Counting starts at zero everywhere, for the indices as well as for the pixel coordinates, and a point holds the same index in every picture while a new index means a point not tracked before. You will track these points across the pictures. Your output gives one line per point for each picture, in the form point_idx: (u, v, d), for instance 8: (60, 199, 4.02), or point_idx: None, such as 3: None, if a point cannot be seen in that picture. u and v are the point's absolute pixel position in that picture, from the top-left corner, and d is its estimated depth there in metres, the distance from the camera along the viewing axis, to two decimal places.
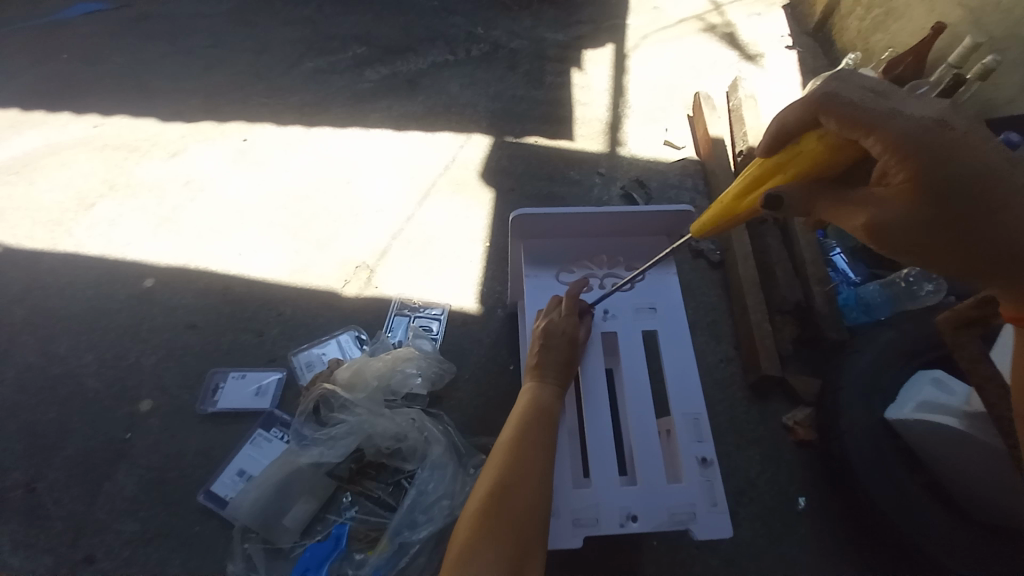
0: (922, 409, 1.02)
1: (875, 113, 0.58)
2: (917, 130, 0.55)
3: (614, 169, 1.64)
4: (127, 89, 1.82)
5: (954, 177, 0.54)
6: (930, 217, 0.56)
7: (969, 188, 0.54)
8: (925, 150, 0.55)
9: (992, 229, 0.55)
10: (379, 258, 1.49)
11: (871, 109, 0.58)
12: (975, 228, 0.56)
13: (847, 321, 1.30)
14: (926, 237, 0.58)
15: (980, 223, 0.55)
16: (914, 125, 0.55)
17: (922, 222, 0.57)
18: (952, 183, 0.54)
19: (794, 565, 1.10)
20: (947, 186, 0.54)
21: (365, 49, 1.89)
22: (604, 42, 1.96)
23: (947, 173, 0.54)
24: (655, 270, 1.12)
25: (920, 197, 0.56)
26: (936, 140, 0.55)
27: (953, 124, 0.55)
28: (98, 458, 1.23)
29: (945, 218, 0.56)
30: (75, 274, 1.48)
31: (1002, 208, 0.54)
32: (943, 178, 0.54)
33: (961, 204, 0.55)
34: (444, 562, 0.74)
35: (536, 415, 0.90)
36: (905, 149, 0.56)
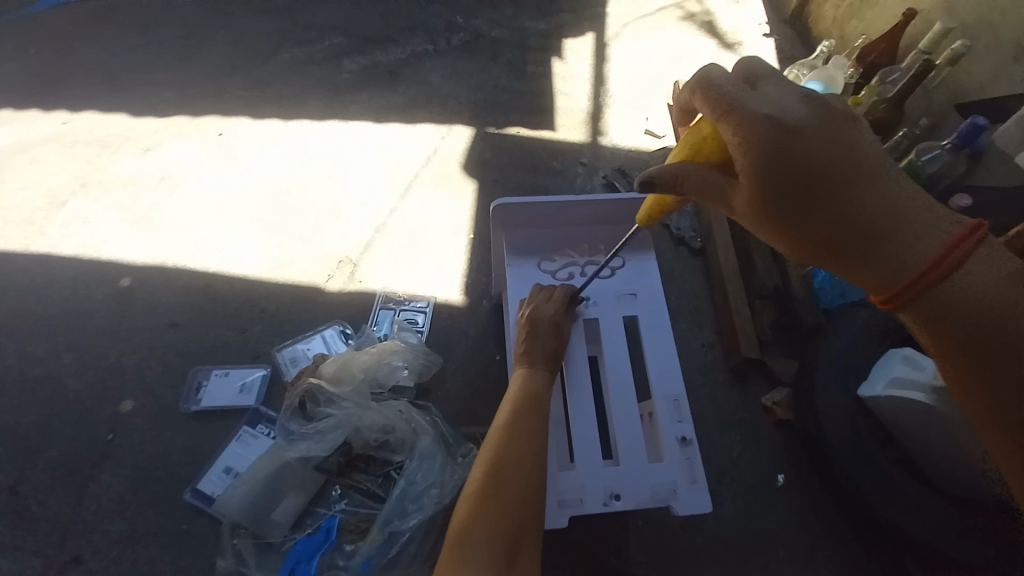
0: (894, 385, 1.05)
1: (732, 98, 0.61)
2: (758, 114, 0.60)
3: (597, 158, 1.65)
4: (99, 83, 1.76)
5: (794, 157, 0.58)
6: (770, 196, 0.61)
7: (806, 168, 0.58)
8: (761, 132, 0.59)
9: (830, 210, 0.58)
10: (363, 252, 1.48)
11: (732, 95, 0.61)
12: (816, 211, 0.59)
13: (824, 305, 1.34)
14: (779, 214, 0.61)
15: (823, 204, 0.59)
16: (756, 109, 0.60)
17: (772, 200, 0.61)
18: (782, 165, 0.59)
19: (775, 538, 1.14)
20: (779, 167, 0.59)
21: (343, 40, 1.86)
22: (586, 31, 1.96)
23: (779, 156, 0.59)
24: (635, 257, 1.13)
25: (761, 174, 0.60)
26: (771, 124, 0.59)
27: (789, 112, 0.60)
28: (82, 459, 1.22)
29: (785, 196, 0.60)
30: (49, 274, 1.45)
31: (832, 191, 0.58)
32: (778, 161, 0.59)
33: (803, 184, 0.59)
34: (445, 543, 0.76)
35: (528, 400, 0.91)
36: (745, 132, 0.60)
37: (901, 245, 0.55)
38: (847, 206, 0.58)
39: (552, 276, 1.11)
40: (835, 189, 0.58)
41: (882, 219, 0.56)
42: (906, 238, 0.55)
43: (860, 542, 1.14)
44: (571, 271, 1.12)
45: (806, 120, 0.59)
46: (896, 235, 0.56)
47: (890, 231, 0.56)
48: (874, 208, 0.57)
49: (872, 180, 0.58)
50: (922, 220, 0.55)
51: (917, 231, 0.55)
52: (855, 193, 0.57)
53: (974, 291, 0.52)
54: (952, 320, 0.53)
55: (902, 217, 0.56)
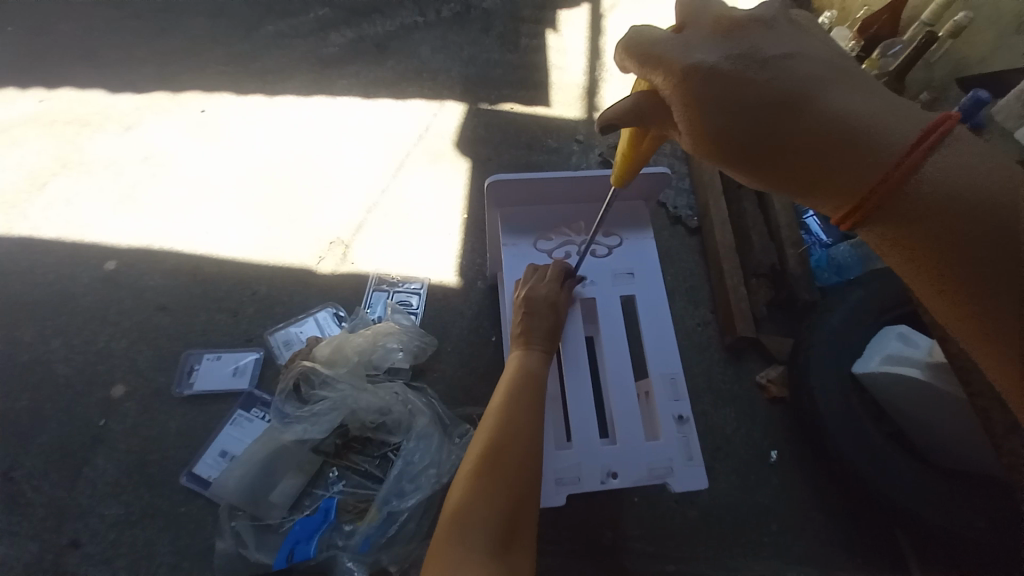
0: (887, 361, 1.07)
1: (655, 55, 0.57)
2: (685, 62, 0.55)
3: (593, 135, 1.62)
4: (73, 58, 1.69)
5: (731, 104, 0.54)
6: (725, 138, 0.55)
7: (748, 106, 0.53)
8: (692, 77, 0.55)
9: (788, 129, 0.52)
10: (355, 233, 1.45)
11: (658, 50, 0.57)
12: (773, 137, 0.53)
13: (821, 283, 1.34)
14: (734, 155, 0.56)
15: (781, 127, 0.52)
16: (682, 55, 0.55)
17: (726, 143, 0.55)
18: (725, 102, 0.54)
19: (767, 513, 1.16)
20: (729, 105, 0.54)
21: (328, 11, 1.78)
22: (581, 1, 1.89)
23: (720, 94, 0.54)
24: (632, 235, 1.11)
25: (705, 119, 0.55)
26: (698, 68, 0.54)
27: (717, 48, 0.55)
28: (75, 444, 1.21)
29: (745, 134, 0.54)
30: (32, 258, 1.41)
31: (794, 109, 0.52)
32: (721, 98, 0.54)
33: (750, 123, 0.53)
34: (444, 518, 0.76)
35: (525, 381, 0.91)
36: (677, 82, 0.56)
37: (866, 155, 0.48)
38: (802, 120, 0.51)
39: (547, 256, 1.09)
40: (793, 104, 0.52)
41: (845, 123, 0.50)
42: (877, 134, 0.48)
43: (852, 515, 1.16)
44: (567, 251, 1.10)
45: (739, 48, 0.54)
46: (860, 139, 0.49)
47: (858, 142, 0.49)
48: (836, 114, 0.50)
49: (825, 86, 0.51)
50: (887, 115, 0.49)
51: (885, 125, 0.48)
52: (813, 103, 0.51)
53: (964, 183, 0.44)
54: (925, 226, 0.46)
55: (864, 114, 0.49)
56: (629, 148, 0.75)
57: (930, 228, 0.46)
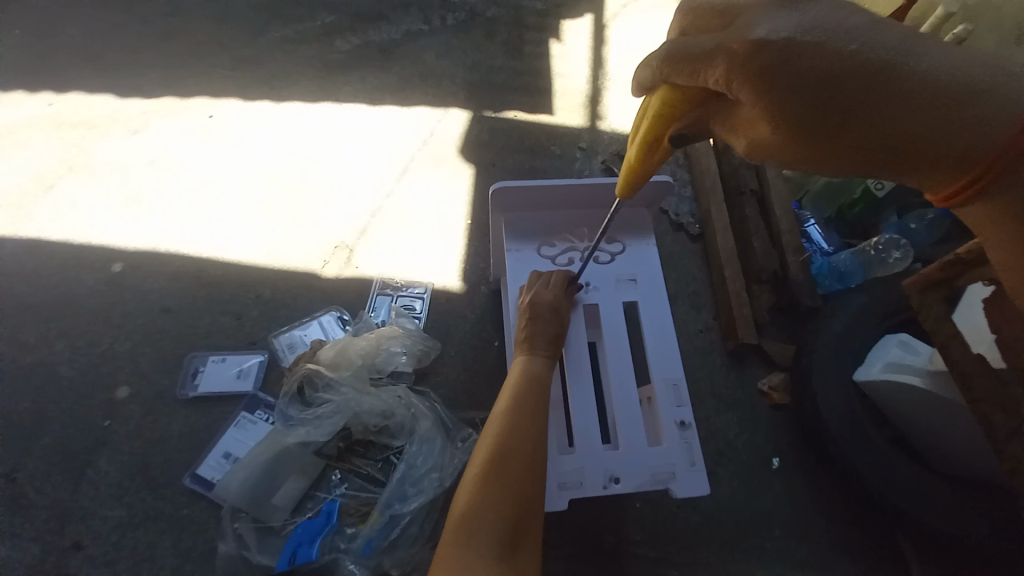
0: (889, 368, 1.07)
1: (711, 47, 0.55)
2: (746, 42, 0.51)
3: (595, 143, 1.64)
4: (82, 62, 1.71)
5: (810, 80, 0.49)
6: (810, 120, 0.51)
7: (835, 80, 0.48)
8: (765, 52, 0.50)
9: (882, 94, 0.47)
10: (359, 237, 1.47)
11: (710, 43, 0.55)
12: (862, 105, 0.48)
13: (822, 290, 1.35)
14: (823, 135, 0.51)
15: (873, 92, 0.48)
16: (746, 35, 0.51)
17: (811, 124, 0.51)
18: (803, 76, 0.49)
19: (770, 518, 1.16)
20: (808, 82, 0.49)
21: (334, 18, 1.80)
22: (584, 10, 1.91)
23: (799, 63, 0.49)
24: (635, 242, 1.12)
25: (784, 95, 0.50)
26: (769, 40, 0.49)
27: (783, 17, 0.50)
28: (78, 446, 1.21)
29: (827, 110, 0.50)
30: (39, 260, 1.42)
31: (887, 77, 0.47)
32: (796, 74, 0.49)
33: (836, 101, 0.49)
34: (450, 521, 0.77)
35: (528, 385, 0.91)
36: (743, 62, 0.51)
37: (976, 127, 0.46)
38: (902, 83, 0.47)
39: (551, 261, 1.10)
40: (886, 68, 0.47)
41: (953, 85, 0.46)
42: (996, 96, 0.45)
43: (854, 520, 1.16)
44: (571, 256, 1.11)
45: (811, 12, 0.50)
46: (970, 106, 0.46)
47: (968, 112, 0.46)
48: (941, 75, 0.46)
49: (917, 45, 0.47)
50: (996, 73, 0.46)
51: (998, 86, 0.45)
52: (908, 63, 0.47)
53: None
54: None
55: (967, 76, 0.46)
56: (635, 163, 0.77)
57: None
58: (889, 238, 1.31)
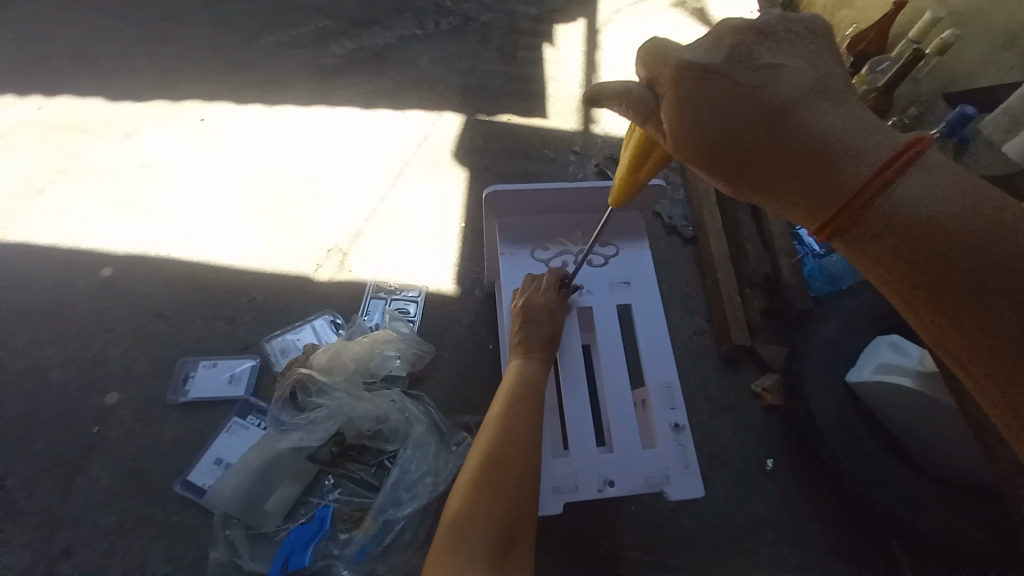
0: (880, 370, 1.08)
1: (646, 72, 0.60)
2: (673, 67, 0.56)
3: (589, 146, 1.65)
4: (74, 66, 1.70)
5: (711, 112, 0.54)
6: (709, 153, 0.56)
7: (732, 115, 0.53)
8: (683, 82, 0.55)
9: (769, 134, 0.52)
10: (353, 241, 1.46)
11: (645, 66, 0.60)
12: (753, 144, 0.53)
13: (814, 292, 1.35)
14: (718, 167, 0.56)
15: (754, 138, 0.53)
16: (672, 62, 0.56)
17: (710, 155, 0.56)
18: (707, 111, 0.54)
19: (763, 520, 1.17)
20: (713, 116, 0.54)
21: (328, 22, 1.80)
22: (578, 15, 1.92)
23: (702, 99, 0.54)
24: (629, 245, 1.13)
25: (691, 125, 0.56)
26: (688, 71, 0.55)
27: (705, 53, 0.55)
28: (68, 452, 1.20)
29: (720, 144, 0.55)
30: (29, 264, 1.41)
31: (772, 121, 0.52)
32: (706, 109, 0.54)
33: (728, 139, 0.54)
34: (444, 525, 0.77)
35: (523, 388, 0.91)
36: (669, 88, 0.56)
37: (835, 174, 0.48)
38: (789, 124, 0.51)
39: (545, 265, 1.11)
40: (778, 107, 0.52)
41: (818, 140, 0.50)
42: (850, 149, 0.48)
43: (848, 523, 1.17)
44: (564, 260, 1.11)
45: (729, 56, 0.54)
46: (834, 158, 0.49)
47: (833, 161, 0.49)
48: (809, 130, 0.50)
49: (802, 98, 0.51)
50: (863, 135, 0.48)
51: (858, 147, 0.48)
52: (792, 115, 0.51)
53: (915, 209, 0.44)
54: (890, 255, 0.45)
55: (840, 134, 0.49)
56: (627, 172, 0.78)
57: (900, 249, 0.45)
58: None
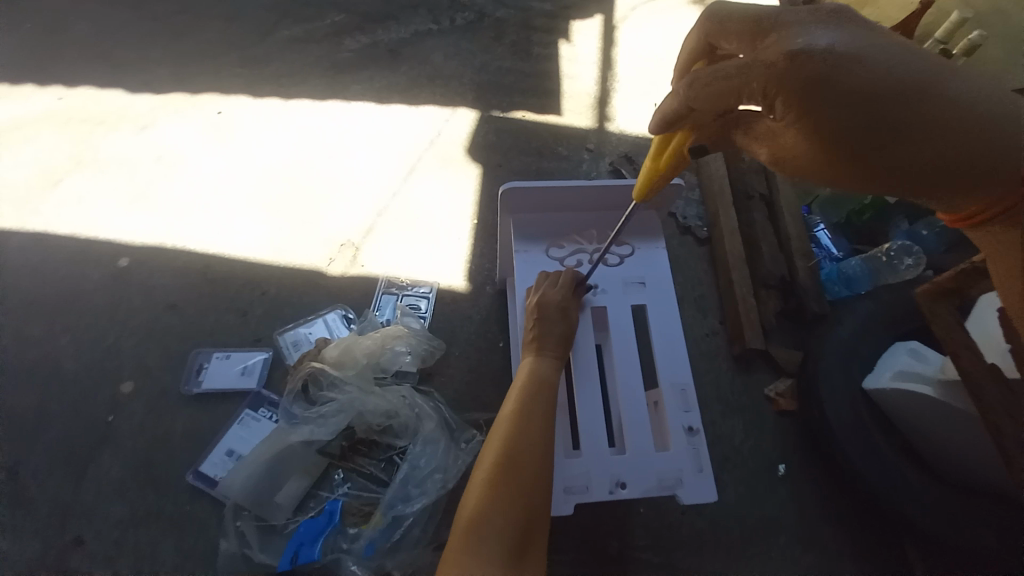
0: (899, 377, 1.06)
1: (747, 67, 0.64)
2: (790, 51, 0.60)
3: (603, 145, 1.63)
4: (92, 58, 1.71)
5: (848, 97, 0.57)
6: (842, 140, 0.60)
7: (876, 97, 0.57)
8: (798, 69, 0.59)
9: (911, 114, 0.56)
10: (365, 236, 1.46)
11: (740, 62, 0.64)
12: (886, 125, 0.57)
13: (830, 296, 1.33)
14: (853, 149, 0.60)
15: (899, 119, 0.56)
16: (789, 53, 0.60)
17: (851, 138, 0.59)
18: (840, 95, 0.58)
19: (775, 525, 1.15)
20: (846, 101, 0.58)
21: (343, 16, 1.80)
22: (593, 12, 1.90)
23: (831, 88, 0.58)
24: (644, 245, 1.11)
25: (825, 110, 0.59)
26: (811, 59, 0.58)
27: (818, 38, 0.60)
28: (82, 441, 1.21)
29: (860, 125, 0.58)
30: (46, 254, 1.42)
31: (916, 99, 0.56)
32: (839, 94, 0.58)
33: (875, 118, 0.57)
34: (457, 525, 0.76)
35: (536, 388, 0.90)
36: (785, 78, 0.60)
37: (977, 145, 0.54)
38: (935, 97, 0.55)
39: (559, 263, 1.10)
40: (919, 87, 0.56)
41: (961, 111, 0.55)
42: (988, 120, 0.54)
43: (861, 529, 1.15)
44: (578, 258, 1.10)
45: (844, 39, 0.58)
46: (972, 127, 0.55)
47: (972, 134, 0.55)
48: (952, 100, 0.55)
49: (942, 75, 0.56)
50: (995, 102, 0.55)
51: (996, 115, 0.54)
52: (934, 89, 0.55)
53: None
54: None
55: (977, 102, 0.55)
56: (655, 161, 0.79)
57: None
58: (902, 245, 1.29)
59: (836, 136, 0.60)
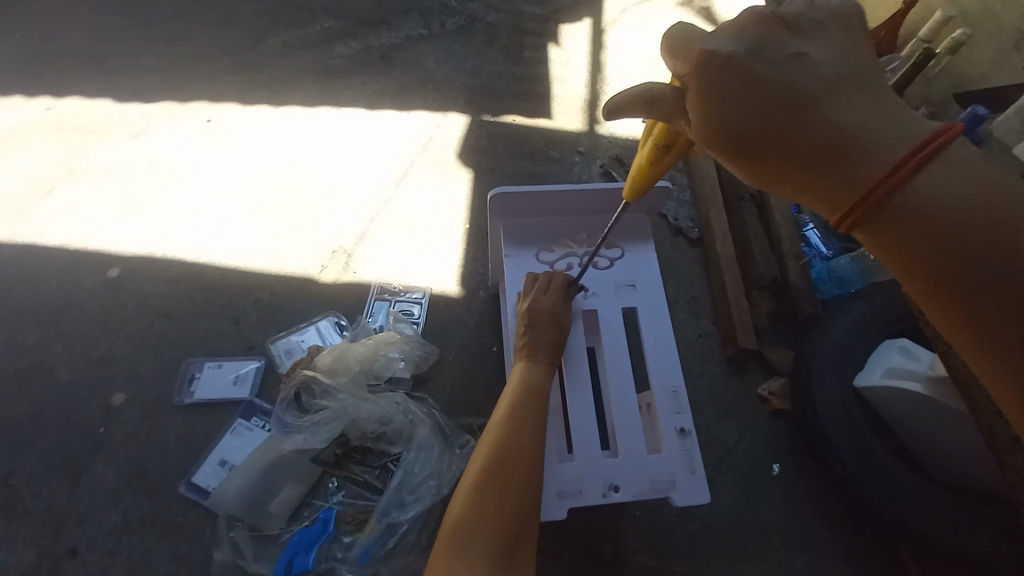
0: (889, 375, 1.07)
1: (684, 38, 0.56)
2: (701, 50, 0.54)
3: (595, 147, 1.64)
4: (83, 66, 1.71)
5: (742, 102, 0.52)
6: (733, 142, 0.54)
7: (768, 103, 0.52)
8: (708, 68, 0.53)
9: (795, 127, 0.51)
10: (358, 242, 1.46)
11: (679, 42, 0.57)
12: (784, 124, 0.51)
13: (822, 295, 1.34)
14: (741, 150, 0.54)
15: (786, 128, 0.51)
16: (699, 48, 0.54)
17: (739, 141, 0.53)
18: (738, 96, 0.52)
19: (770, 525, 1.16)
20: (743, 105, 0.52)
21: (335, 22, 1.80)
22: (584, 15, 1.91)
23: (734, 93, 0.53)
24: (634, 247, 1.12)
25: (722, 109, 0.53)
26: (714, 61, 0.53)
27: (733, 41, 0.54)
28: (74, 451, 1.20)
29: (749, 128, 0.52)
30: (36, 264, 1.42)
31: (799, 114, 0.51)
32: (736, 95, 0.52)
33: (765, 122, 0.52)
34: (444, 531, 0.76)
35: (526, 393, 0.90)
36: (693, 73, 0.54)
37: (851, 163, 0.48)
38: (816, 116, 0.50)
39: (550, 267, 1.10)
40: (805, 102, 0.51)
41: (842, 129, 0.49)
42: (872, 141, 0.47)
43: (855, 529, 1.16)
44: (569, 262, 1.10)
45: (753, 44, 0.53)
46: (857, 144, 0.48)
47: (852, 150, 0.48)
48: (833, 117, 0.49)
49: (824, 92, 0.50)
50: (887, 125, 0.48)
51: (882, 135, 0.47)
52: (817, 106, 0.50)
53: (938, 194, 0.43)
54: (919, 237, 0.43)
55: (866, 124, 0.48)
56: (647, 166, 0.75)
57: (942, 242, 0.42)
58: None
59: (732, 136, 0.54)
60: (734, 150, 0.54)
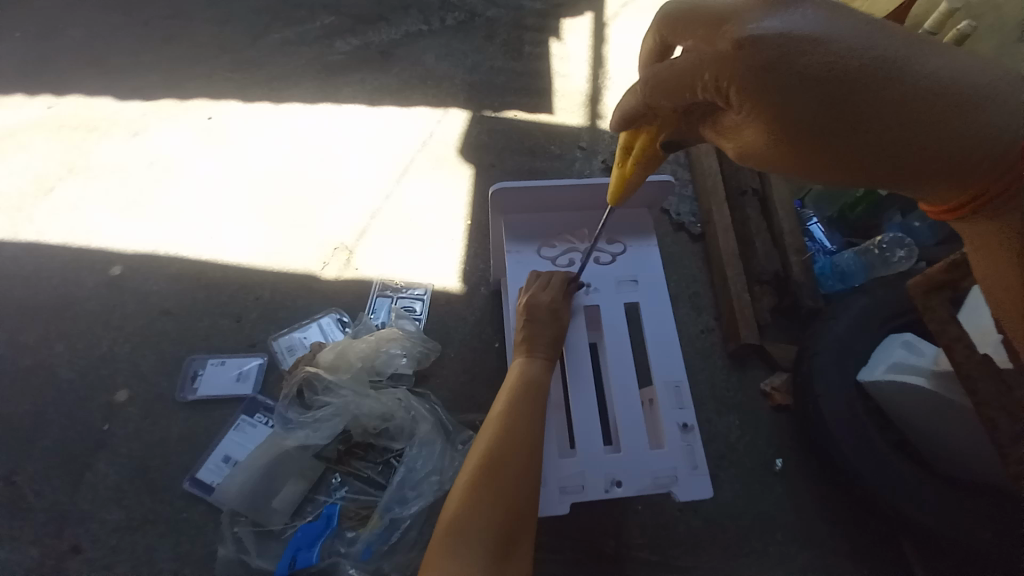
0: (893, 370, 1.06)
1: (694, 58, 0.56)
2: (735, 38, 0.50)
3: (596, 143, 1.63)
4: (82, 64, 1.71)
5: (801, 93, 0.48)
6: (796, 139, 0.51)
7: (833, 84, 0.47)
8: (746, 66, 0.50)
9: (872, 111, 0.47)
10: (359, 239, 1.46)
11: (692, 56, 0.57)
12: (855, 105, 0.47)
13: (824, 290, 1.34)
14: (808, 146, 0.51)
15: (858, 119, 0.47)
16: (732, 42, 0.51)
17: (804, 135, 0.50)
18: (790, 87, 0.48)
19: (772, 521, 1.16)
20: (800, 91, 0.48)
21: (334, 19, 1.79)
22: (584, 10, 1.90)
23: (785, 83, 0.48)
24: (635, 242, 1.11)
25: (774, 103, 0.50)
26: (753, 50, 0.49)
27: (772, 22, 0.49)
28: (77, 449, 1.21)
29: (814, 118, 0.49)
30: (38, 262, 1.42)
31: (870, 92, 0.46)
32: (786, 84, 0.48)
33: (830, 111, 0.48)
34: (439, 526, 0.76)
35: (525, 389, 0.90)
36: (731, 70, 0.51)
37: (958, 141, 0.46)
38: (894, 89, 0.46)
39: (551, 262, 1.10)
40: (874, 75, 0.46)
41: (928, 101, 0.46)
42: (968, 110, 0.45)
43: (858, 524, 1.15)
44: (571, 257, 1.10)
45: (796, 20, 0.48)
46: (947, 116, 0.45)
47: (952, 124, 0.46)
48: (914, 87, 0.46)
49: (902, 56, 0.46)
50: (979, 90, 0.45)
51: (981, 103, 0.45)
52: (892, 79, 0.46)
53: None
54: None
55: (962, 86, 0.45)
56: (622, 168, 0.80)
57: None
58: (895, 237, 1.30)
59: (793, 132, 0.51)
60: (793, 149, 0.52)
